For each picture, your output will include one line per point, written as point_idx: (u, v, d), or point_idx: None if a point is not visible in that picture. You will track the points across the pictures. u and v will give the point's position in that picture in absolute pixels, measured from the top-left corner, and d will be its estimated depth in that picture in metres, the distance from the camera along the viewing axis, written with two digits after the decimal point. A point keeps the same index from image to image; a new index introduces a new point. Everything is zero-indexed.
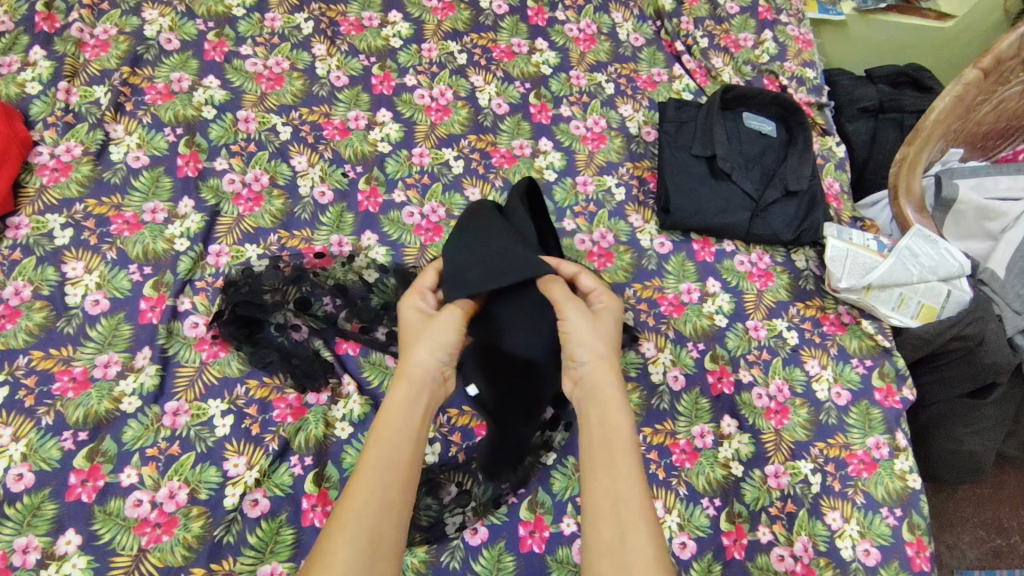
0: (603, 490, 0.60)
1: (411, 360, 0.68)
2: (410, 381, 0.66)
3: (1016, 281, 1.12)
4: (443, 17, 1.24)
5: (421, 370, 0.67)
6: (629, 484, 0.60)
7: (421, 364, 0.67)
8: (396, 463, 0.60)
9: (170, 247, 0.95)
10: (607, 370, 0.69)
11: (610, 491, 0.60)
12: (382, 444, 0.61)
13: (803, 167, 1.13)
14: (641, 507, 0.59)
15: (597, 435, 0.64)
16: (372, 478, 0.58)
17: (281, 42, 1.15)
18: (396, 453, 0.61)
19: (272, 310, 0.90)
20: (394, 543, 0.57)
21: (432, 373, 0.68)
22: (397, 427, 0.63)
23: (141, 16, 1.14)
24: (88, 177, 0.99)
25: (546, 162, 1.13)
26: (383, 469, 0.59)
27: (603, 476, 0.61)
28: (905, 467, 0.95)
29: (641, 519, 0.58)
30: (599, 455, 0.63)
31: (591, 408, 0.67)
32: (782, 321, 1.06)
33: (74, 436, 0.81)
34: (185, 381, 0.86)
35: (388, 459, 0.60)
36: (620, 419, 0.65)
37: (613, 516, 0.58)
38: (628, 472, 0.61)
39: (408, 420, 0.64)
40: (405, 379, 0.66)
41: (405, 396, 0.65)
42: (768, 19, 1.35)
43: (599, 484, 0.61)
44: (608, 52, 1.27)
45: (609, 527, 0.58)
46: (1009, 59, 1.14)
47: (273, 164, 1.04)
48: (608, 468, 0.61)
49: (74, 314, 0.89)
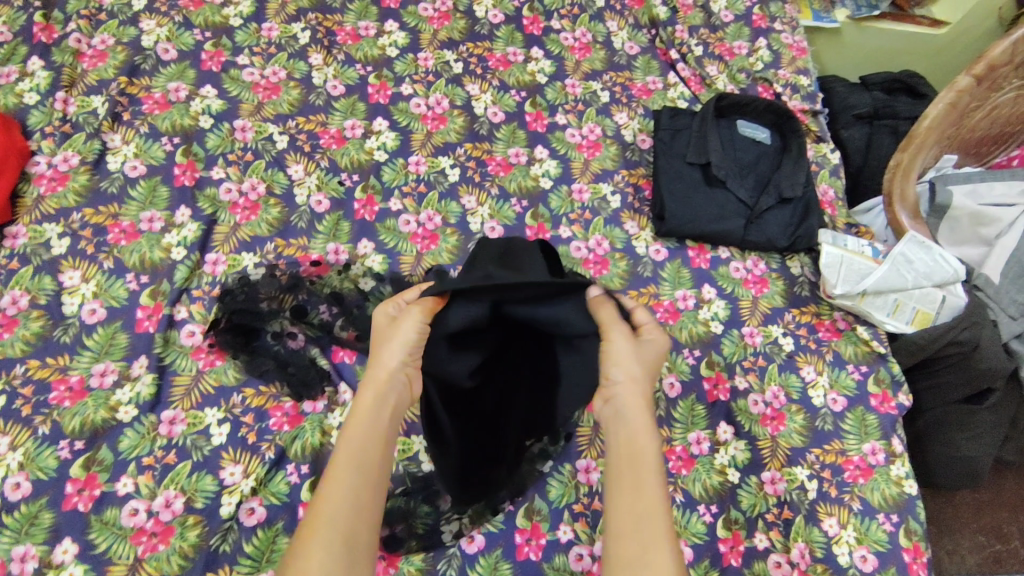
0: (628, 506, 0.61)
1: (378, 361, 0.68)
2: (376, 380, 0.67)
3: (1011, 286, 1.12)
4: (439, 27, 1.25)
5: (387, 371, 0.68)
6: (653, 502, 0.61)
7: (388, 365, 0.68)
8: (365, 464, 0.61)
9: (167, 256, 0.95)
10: (639, 388, 0.70)
11: (634, 507, 0.60)
12: (351, 444, 0.62)
13: (797, 174, 1.14)
14: (663, 525, 0.59)
15: (622, 452, 0.65)
16: (341, 480, 0.59)
17: (277, 52, 1.16)
18: (366, 456, 0.62)
19: (268, 318, 0.91)
20: (368, 540, 0.58)
21: (395, 373, 0.68)
22: (365, 426, 0.64)
23: (139, 26, 1.14)
24: (85, 186, 0.99)
25: (542, 170, 1.13)
26: (352, 471, 0.60)
27: (628, 492, 0.62)
28: (902, 473, 0.95)
29: (664, 539, 0.58)
30: (626, 471, 0.63)
31: (619, 424, 0.68)
32: (777, 327, 1.06)
33: (71, 445, 0.81)
34: (182, 390, 0.86)
35: (358, 459, 0.61)
36: (645, 437, 0.66)
37: (637, 532, 0.59)
38: (651, 490, 0.62)
39: (376, 419, 0.65)
40: (372, 378, 0.67)
41: (372, 396, 0.66)
42: (762, 27, 1.37)
43: (625, 500, 0.61)
44: (603, 61, 1.28)
45: (633, 544, 0.58)
46: (1002, 66, 1.14)
47: (270, 174, 1.05)
48: (634, 485, 0.62)
49: (71, 323, 0.89)
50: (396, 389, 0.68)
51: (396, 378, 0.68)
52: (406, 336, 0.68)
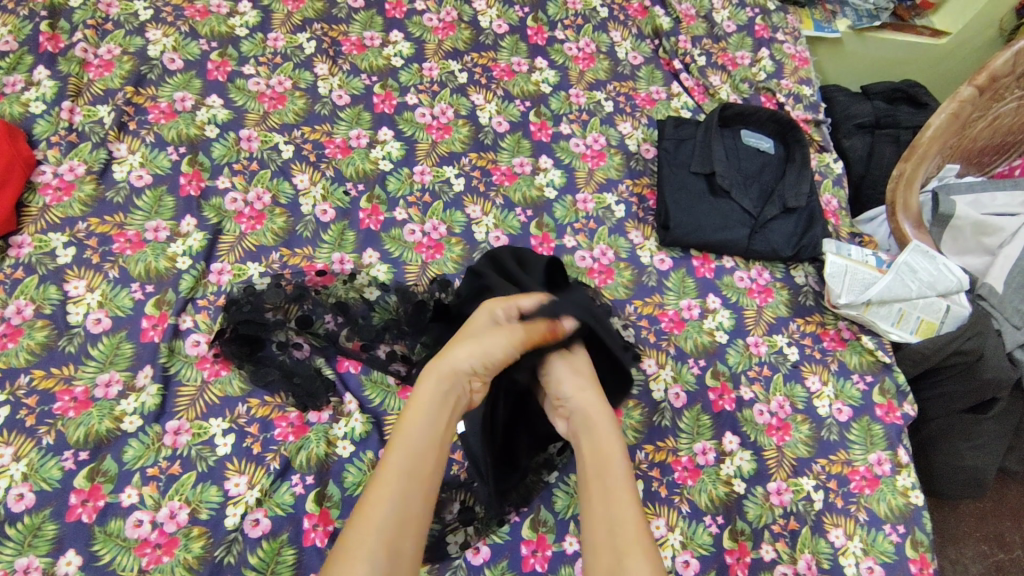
0: (600, 518, 0.61)
1: (446, 356, 0.71)
2: (439, 372, 0.69)
3: (1014, 296, 1.12)
4: (444, 37, 1.25)
5: (450, 367, 0.70)
6: (624, 506, 0.62)
7: (456, 362, 0.70)
8: (416, 473, 0.61)
9: (172, 265, 0.95)
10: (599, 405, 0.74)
11: (607, 520, 0.61)
12: (403, 451, 0.63)
13: (801, 184, 1.14)
14: (637, 530, 0.60)
15: (593, 465, 0.67)
16: (385, 487, 0.60)
17: (283, 62, 1.17)
18: (418, 463, 0.62)
19: (273, 329, 0.90)
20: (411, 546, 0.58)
21: (462, 374, 0.70)
22: (415, 431, 0.65)
23: (145, 36, 1.15)
24: (91, 196, 0.99)
25: (546, 180, 1.14)
26: (397, 479, 0.60)
27: (600, 505, 0.62)
28: (907, 484, 0.95)
29: (636, 549, 0.58)
30: (595, 484, 0.65)
31: (585, 438, 0.70)
32: (782, 337, 1.06)
33: (75, 456, 0.81)
34: (186, 400, 0.86)
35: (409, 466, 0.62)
36: (612, 449, 0.68)
37: (610, 542, 0.59)
38: (624, 497, 0.63)
39: (426, 425, 0.65)
40: (431, 377, 0.69)
41: (429, 400, 0.67)
42: (764, 37, 1.38)
43: (597, 514, 0.62)
44: (608, 71, 1.28)
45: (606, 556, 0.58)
46: (1004, 77, 1.15)
47: (275, 183, 1.05)
48: (604, 496, 0.63)
49: (75, 333, 0.89)
50: (449, 389, 0.69)
51: (457, 379, 0.70)
52: (489, 344, 0.72)
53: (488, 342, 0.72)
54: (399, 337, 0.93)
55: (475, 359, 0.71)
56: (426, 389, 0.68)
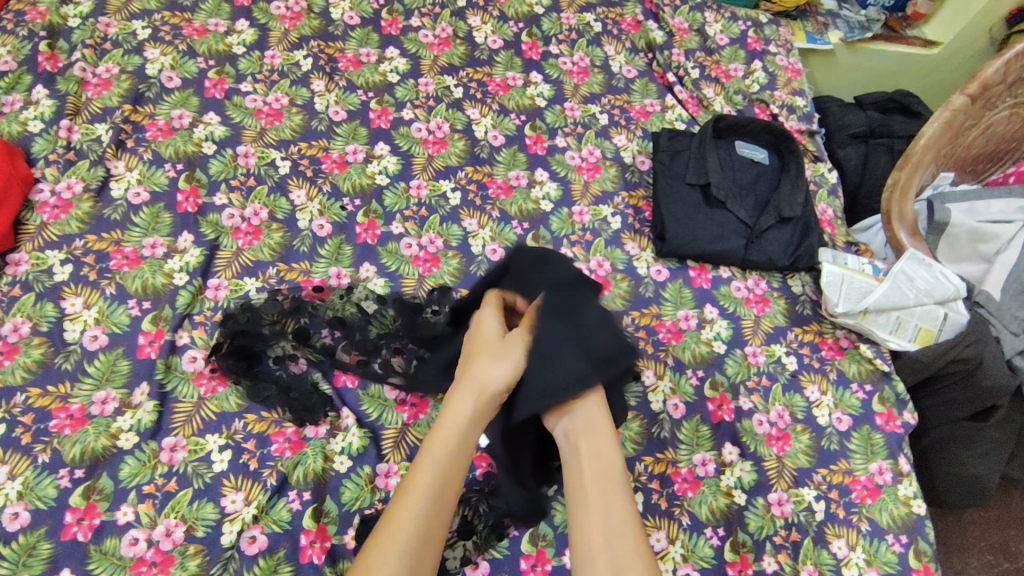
0: (598, 524, 0.62)
1: (478, 370, 0.70)
2: (477, 390, 0.69)
3: (1012, 303, 1.12)
4: (440, 53, 1.26)
5: (486, 381, 0.70)
6: (623, 517, 0.62)
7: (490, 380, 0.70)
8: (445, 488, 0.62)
9: (169, 281, 0.95)
10: (594, 402, 0.73)
11: (606, 528, 0.61)
12: (432, 459, 0.63)
13: (796, 194, 1.15)
14: (637, 541, 0.60)
15: (589, 466, 0.66)
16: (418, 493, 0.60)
17: (280, 79, 1.17)
18: (450, 471, 0.63)
19: (270, 342, 0.91)
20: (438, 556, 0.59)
21: (497, 391, 0.70)
22: (448, 440, 0.65)
23: (143, 55, 1.16)
24: (88, 213, 1.00)
25: (542, 193, 1.14)
26: (432, 480, 0.61)
27: (598, 510, 0.63)
28: (909, 493, 0.94)
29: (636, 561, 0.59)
30: (593, 487, 0.64)
31: (585, 441, 0.69)
32: (780, 346, 1.06)
33: (71, 474, 0.80)
34: (183, 417, 0.86)
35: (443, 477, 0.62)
36: (610, 453, 0.68)
37: (609, 551, 0.60)
38: (620, 505, 0.63)
39: (462, 437, 0.65)
40: (469, 389, 0.69)
41: (466, 409, 0.67)
42: (757, 50, 1.39)
43: (593, 518, 0.62)
44: (602, 84, 1.29)
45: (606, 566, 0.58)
46: (995, 85, 1.16)
47: (272, 199, 1.05)
48: (603, 503, 0.63)
49: (72, 350, 0.89)
50: (485, 405, 0.69)
51: (493, 396, 0.70)
52: (516, 358, 0.73)
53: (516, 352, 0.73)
54: (398, 350, 0.93)
55: (508, 376, 0.71)
56: (462, 403, 0.68)
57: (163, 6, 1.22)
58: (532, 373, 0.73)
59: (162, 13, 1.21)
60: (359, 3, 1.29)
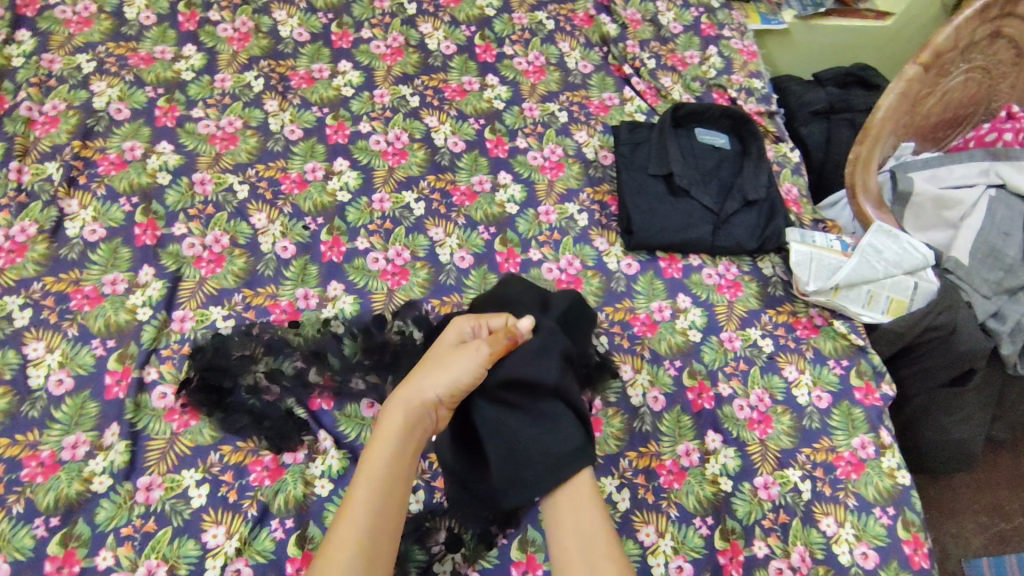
0: (572, 530, 0.65)
1: (413, 385, 0.69)
2: (406, 405, 0.67)
3: (981, 266, 1.13)
4: (393, 63, 1.25)
5: (418, 394, 0.68)
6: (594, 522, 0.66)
7: (422, 393, 0.68)
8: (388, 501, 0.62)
9: (132, 317, 0.94)
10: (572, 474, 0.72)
11: (579, 533, 0.64)
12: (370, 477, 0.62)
13: (759, 176, 1.15)
14: (609, 544, 0.63)
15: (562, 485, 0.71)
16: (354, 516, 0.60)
17: (232, 102, 1.16)
18: (392, 485, 0.63)
19: (240, 371, 0.90)
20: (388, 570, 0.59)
21: (429, 404, 0.69)
22: (385, 455, 0.64)
23: (89, 89, 1.13)
24: (45, 255, 0.97)
25: (506, 196, 1.13)
26: (363, 506, 0.60)
27: (571, 518, 0.66)
28: (893, 464, 0.95)
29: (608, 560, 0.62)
30: (566, 496, 0.69)
31: None
32: (755, 329, 1.06)
33: (46, 522, 0.78)
34: (156, 454, 0.84)
35: (379, 494, 0.62)
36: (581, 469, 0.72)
37: (582, 553, 0.63)
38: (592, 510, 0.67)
39: (397, 451, 0.65)
40: (399, 404, 0.67)
41: (397, 428, 0.66)
42: (711, 35, 1.39)
43: (567, 526, 0.66)
44: (559, 82, 1.29)
45: (580, 567, 0.61)
46: (947, 51, 1.17)
47: (233, 225, 1.04)
48: (575, 510, 0.67)
49: (38, 397, 0.87)
50: (416, 421, 0.67)
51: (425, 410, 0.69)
52: (460, 371, 0.69)
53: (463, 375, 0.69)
54: (371, 366, 0.91)
55: (446, 388, 0.69)
56: (391, 418, 0.66)
57: (106, 37, 1.19)
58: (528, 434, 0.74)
59: (105, 44, 1.19)
60: (307, 19, 1.28)
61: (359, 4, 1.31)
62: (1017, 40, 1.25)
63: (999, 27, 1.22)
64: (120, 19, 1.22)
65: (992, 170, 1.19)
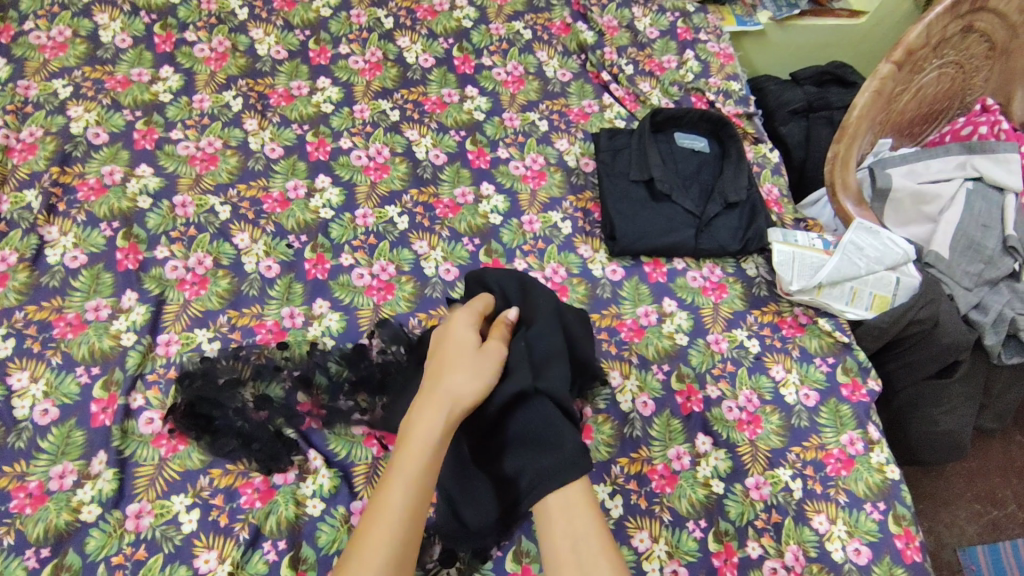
0: (562, 530, 0.64)
1: (445, 389, 0.68)
2: (444, 411, 0.66)
3: (961, 259, 1.15)
4: (372, 77, 1.25)
5: (453, 399, 0.68)
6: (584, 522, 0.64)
7: (454, 397, 0.68)
8: (418, 510, 0.61)
9: (117, 343, 0.93)
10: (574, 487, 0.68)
11: (569, 533, 0.63)
12: (403, 484, 0.61)
13: (739, 178, 1.17)
14: (599, 543, 0.62)
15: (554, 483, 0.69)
16: (389, 525, 0.59)
17: (211, 123, 1.16)
18: (424, 488, 0.62)
19: (228, 393, 0.89)
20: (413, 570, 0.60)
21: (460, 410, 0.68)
22: (418, 462, 0.63)
23: (67, 114, 1.13)
24: (26, 284, 0.96)
25: (489, 207, 1.14)
26: (396, 519, 0.59)
27: (561, 519, 0.65)
28: (882, 459, 0.96)
29: (601, 559, 0.61)
30: (556, 496, 0.68)
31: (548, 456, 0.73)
32: (741, 330, 1.07)
33: (36, 554, 0.78)
34: (145, 481, 0.83)
35: (412, 505, 0.61)
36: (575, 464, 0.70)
37: (573, 553, 0.62)
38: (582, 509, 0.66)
39: (432, 456, 0.64)
40: (438, 409, 0.66)
41: (432, 434, 0.65)
42: (688, 39, 1.41)
43: (556, 526, 0.65)
44: (538, 91, 1.30)
45: (571, 567, 0.61)
46: (919, 49, 1.18)
47: (215, 246, 1.03)
48: (564, 512, 0.66)
49: (23, 428, 0.86)
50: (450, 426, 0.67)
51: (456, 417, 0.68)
52: (485, 375, 0.71)
53: (474, 375, 0.70)
54: (362, 384, 0.92)
55: (477, 392, 0.69)
56: (429, 425, 0.65)
57: (82, 61, 1.19)
58: (542, 436, 0.74)
59: (81, 69, 1.18)
60: (284, 37, 1.28)
61: (336, 20, 1.31)
62: (988, 34, 1.26)
63: (972, 22, 1.22)
64: (95, 43, 1.21)
65: (968, 163, 1.21)
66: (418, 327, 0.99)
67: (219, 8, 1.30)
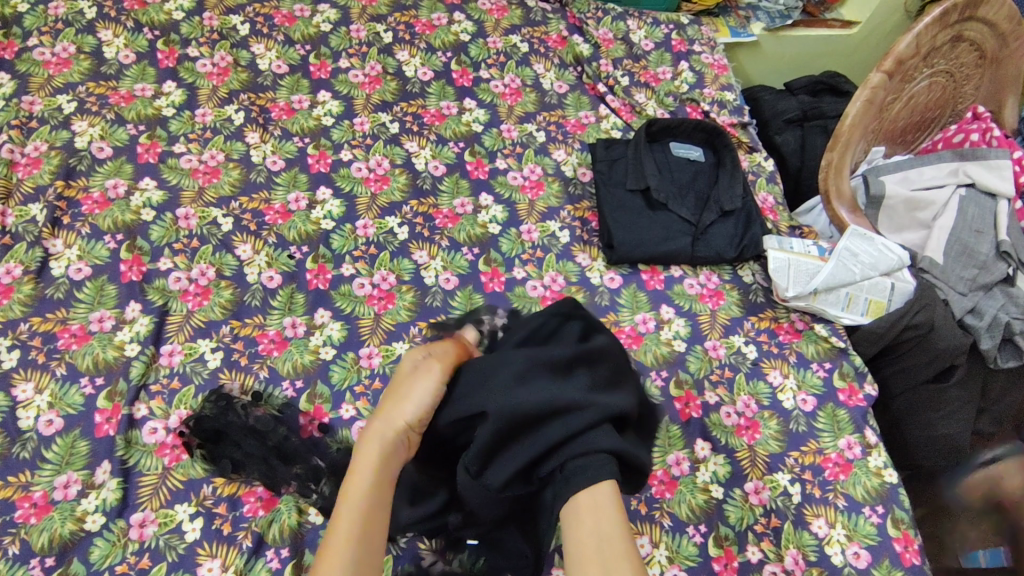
0: (589, 530, 0.59)
1: (385, 416, 0.67)
2: (380, 438, 0.66)
3: (955, 264, 1.16)
4: (371, 91, 1.27)
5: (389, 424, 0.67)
6: (612, 523, 0.60)
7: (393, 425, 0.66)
8: (368, 531, 0.60)
9: (121, 353, 0.94)
10: (602, 492, 0.62)
11: (597, 532, 0.59)
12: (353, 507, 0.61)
13: (734, 187, 1.18)
14: (627, 545, 0.58)
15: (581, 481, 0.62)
16: (339, 552, 0.58)
17: (213, 136, 1.17)
18: (376, 508, 0.61)
19: (232, 405, 0.89)
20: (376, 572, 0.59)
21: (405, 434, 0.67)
22: (364, 482, 0.63)
23: (71, 129, 1.15)
24: (31, 296, 0.97)
25: (489, 217, 1.15)
26: (347, 542, 0.58)
27: (588, 516, 0.60)
28: (880, 463, 0.96)
29: (625, 561, 0.57)
30: (581, 493, 0.61)
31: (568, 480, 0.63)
32: (738, 337, 1.08)
33: (42, 563, 0.78)
34: (149, 490, 0.84)
35: (362, 530, 0.59)
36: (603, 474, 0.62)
37: (598, 551, 0.58)
38: (611, 505, 0.61)
39: (376, 477, 0.63)
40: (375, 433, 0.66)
41: (374, 459, 0.64)
42: (682, 50, 1.43)
43: (581, 522, 0.60)
44: (535, 102, 1.32)
45: (594, 563, 0.57)
46: (909, 58, 1.19)
47: (218, 257, 1.05)
48: (592, 510, 0.60)
49: (27, 438, 0.86)
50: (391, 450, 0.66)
51: (398, 444, 0.66)
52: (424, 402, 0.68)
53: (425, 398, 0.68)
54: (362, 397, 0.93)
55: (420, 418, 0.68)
56: (369, 450, 0.65)
57: (86, 77, 1.21)
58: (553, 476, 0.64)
59: (86, 84, 1.20)
60: (285, 51, 1.30)
61: (336, 35, 1.34)
62: (978, 43, 1.28)
63: (961, 31, 1.24)
64: (99, 59, 1.23)
65: (960, 170, 1.22)
66: (419, 336, 1.00)
67: (221, 25, 1.32)
